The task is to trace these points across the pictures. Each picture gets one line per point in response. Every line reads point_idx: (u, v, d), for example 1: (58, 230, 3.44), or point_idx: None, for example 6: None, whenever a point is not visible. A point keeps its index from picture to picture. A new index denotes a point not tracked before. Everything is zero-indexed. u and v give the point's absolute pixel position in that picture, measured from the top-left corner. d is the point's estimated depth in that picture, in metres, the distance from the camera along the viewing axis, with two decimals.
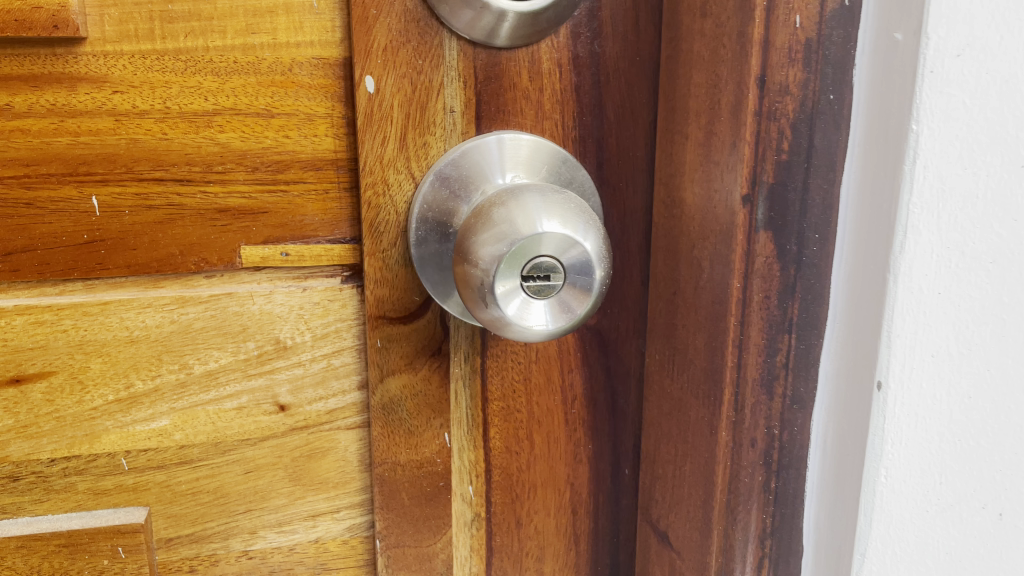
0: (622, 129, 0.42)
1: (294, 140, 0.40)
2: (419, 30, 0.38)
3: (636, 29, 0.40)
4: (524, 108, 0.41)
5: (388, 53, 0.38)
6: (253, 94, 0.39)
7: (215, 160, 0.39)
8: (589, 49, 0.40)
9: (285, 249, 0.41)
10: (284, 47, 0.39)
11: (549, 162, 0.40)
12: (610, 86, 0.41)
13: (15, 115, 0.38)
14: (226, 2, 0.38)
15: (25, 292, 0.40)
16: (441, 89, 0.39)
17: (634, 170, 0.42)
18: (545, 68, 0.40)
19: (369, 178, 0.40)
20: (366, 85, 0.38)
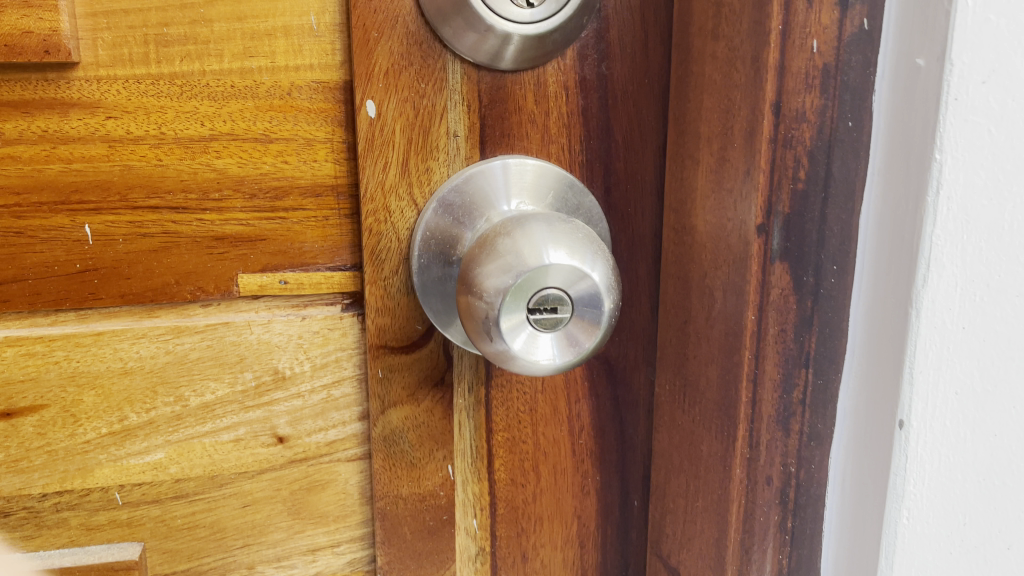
0: (631, 153, 0.40)
1: (293, 165, 0.39)
2: (422, 53, 0.37)
3: (644, 50, 0.39)
4: (529, 132, 0.39)
5: (389, 77, 0.37)
6: (252, 119, 0.38)
7: (212, 187, 0.38)
8: (596, 72, 0.39)
9: (284, 277, 0.40)
10: (283, 71, 0.37)
11: (555, 188, 0.39)
12: (618, 109, 0.40)
13: (6, 142, 0.37)
14: (223, 25, 0.36)
15: (17, 322, 0.39)
16: (445, 113, 0.38)
17: (643, 195, 0.41)
18: (551, 91, 0.39)
19: (370, 205, 0.38)
20: (367, 110, 0.37)
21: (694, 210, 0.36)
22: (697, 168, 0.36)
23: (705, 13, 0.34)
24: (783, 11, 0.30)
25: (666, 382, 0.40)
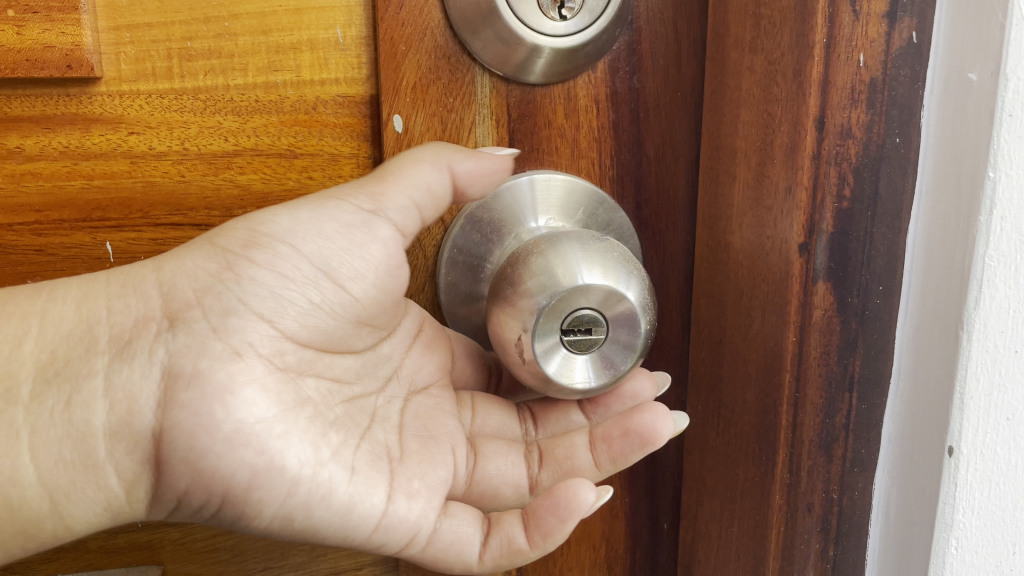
0: (663, 168, 0.39)
1: (319, 181, 0.38)
2: (450, 66, 0.36)
3: (677, 62, 0.38)
4: (559, 146, 0.38)
5: (417, 91, 0.36)
6: (277, 134, 0.37)
7: (235, 204, 0.38)
8: (628, 85, 0.38)
9: None
10: (308, 84, 0.37)
11: (585, 204, 0.38)
12: (649, 122, 0.39)
13: (27, 158, 0.36)
14: (248, 38, 0.36)
15: None
16: (473, 128, 0.37)
17: (674, 211, 0.40)
18: (582, 105, 0.38)
19: None
20: (394, 124, 0.36)
21: (731, 227, 0.36)
22: (733, 184, 0.35)
23: (744, 25, 0.33)
24: (827, 24, 0.29)
25: (698, 403, 0.39)
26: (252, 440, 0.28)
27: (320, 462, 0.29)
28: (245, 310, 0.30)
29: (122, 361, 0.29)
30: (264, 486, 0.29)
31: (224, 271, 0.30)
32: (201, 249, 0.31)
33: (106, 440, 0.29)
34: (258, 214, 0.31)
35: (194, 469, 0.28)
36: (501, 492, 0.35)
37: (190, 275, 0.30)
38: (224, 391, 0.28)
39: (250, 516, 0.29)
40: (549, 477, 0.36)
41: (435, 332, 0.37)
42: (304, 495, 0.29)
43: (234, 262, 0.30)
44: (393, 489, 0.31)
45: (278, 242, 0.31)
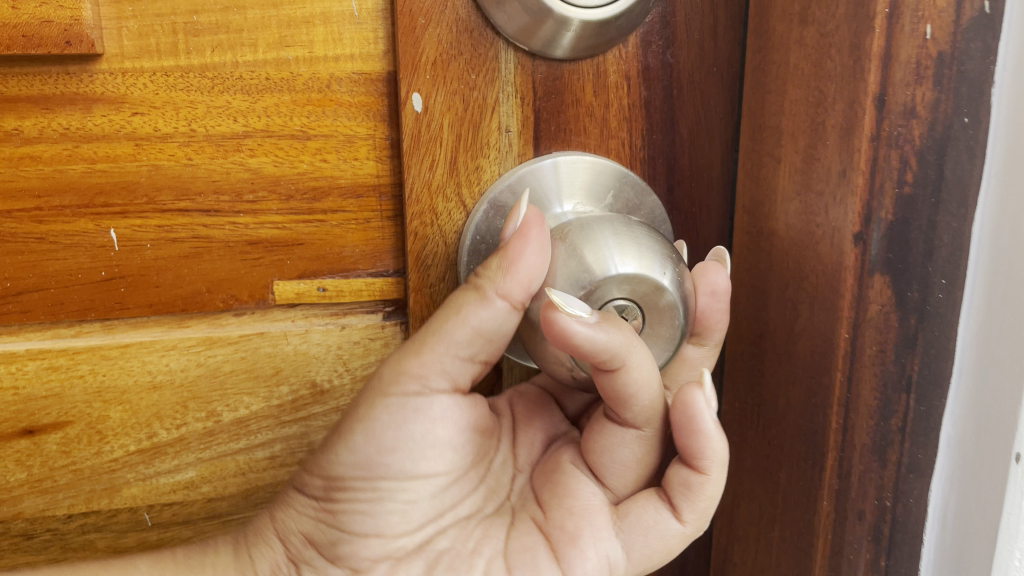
0: (697, 148, 0.37)
1: (333, 164, 0.36)
2: (472, 41, 0.34)
3: (713, 35, 0.36)
4: (587, 125, 0.36)
5: (437, 68, 0.34)
6: (289, 115, 0.35)
7: (245, 188, 0.36)
8: (661, 59, 0.36)
9: (323, 284, 0.38)
10: (322, 62, 0.34)
11: (614, 187, 0.36)
12: (683, 100, 0.36)
13: (25, 141, 0.34)
14: (257, 12, 0.33)
15: (38, 333, 0.38)
16: (497, 107, 0.35)
17: (708, 192, 0.38)
18: (612, 82, 0.36)
19: (416, 207, 0.35)
20: (413, 104, 0.34)
21: (775, 216, 0.34)
22: (779, 169, 0.33)
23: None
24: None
25: (733, 400, 0.38)
26: None
27: None
28: (354, 535, 0.35)
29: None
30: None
31: (321, 520, 0.36)
32: (297, 507, 0.36)
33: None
34: (314, 461, 0.35)
35: None
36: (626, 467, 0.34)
37: (301, 528, 0.36)
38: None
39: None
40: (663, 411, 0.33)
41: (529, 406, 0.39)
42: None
43: (329, 507, 0.35)
44: (560, 556, 0.34)
45: (350, 477, 0.34)
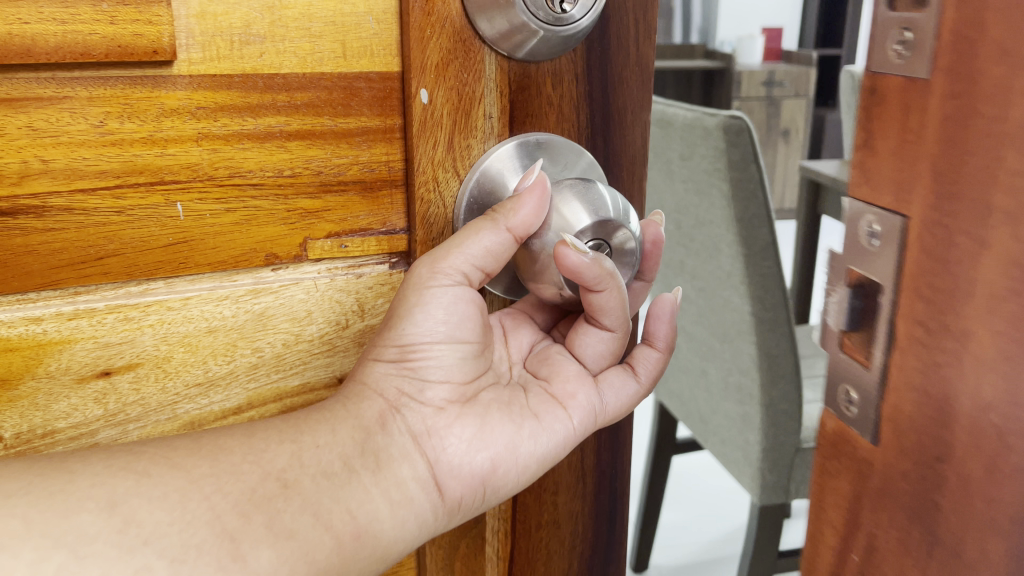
0: (626, 131, 0.51)
1: (353, 146, 0.46)
2: (464, 47, 0.46)
3: (637, 42, 0.49)
4: (548, 112, 0.48)
5: (439, 69, 0.46)
6: (320, 108, 0.45)
7: (285, 167, 0.45)
8: (599, 60, 0.48)
9: (344, 242, 0.48)
10: (348, 65, 0.45)
11: (568, 157, 0.49)
12: (617, 91, 0.50)
13: (107, 130, 0.41)
14: (298, 23, 0.43)
15: (112, 291, 0.45)
16: (482, 98, 0.47)
17: (634, 158, 0.52)
18: (565, 78, 0.48)
19: (423, 177, 0.47)
20: (421, 97, 0.46)
21: (974, 306, 0.23)
22: (984, 254, 0.22)
23: None
24: None
25: (890, 526, 0.27)
26: (479, 445, 0.49)
27: (519, 429, 0.50)
28: (431, 385, 0.48)
29: (387, 464, 0.46)
30: (501, 464, 0.49)
31: (405, 375, 0.48)
32: (376, 368, 0.47)
33: (386, 506, 0.45)
34: (391, 331, 0.47)
35: (467, 471, 0.48)
36: (602, 349, 0.53)
37: (386, 384, 0.48)
38: (447, 429, 0.48)
39: (500, 491, 0.50)
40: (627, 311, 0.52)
41: (519, 318, 0.56)
42: (522, 445, 0.50)
43: (408, 363, 0.48)
44: (561, 402, 0.52)
45: (426, 342, 0.47)
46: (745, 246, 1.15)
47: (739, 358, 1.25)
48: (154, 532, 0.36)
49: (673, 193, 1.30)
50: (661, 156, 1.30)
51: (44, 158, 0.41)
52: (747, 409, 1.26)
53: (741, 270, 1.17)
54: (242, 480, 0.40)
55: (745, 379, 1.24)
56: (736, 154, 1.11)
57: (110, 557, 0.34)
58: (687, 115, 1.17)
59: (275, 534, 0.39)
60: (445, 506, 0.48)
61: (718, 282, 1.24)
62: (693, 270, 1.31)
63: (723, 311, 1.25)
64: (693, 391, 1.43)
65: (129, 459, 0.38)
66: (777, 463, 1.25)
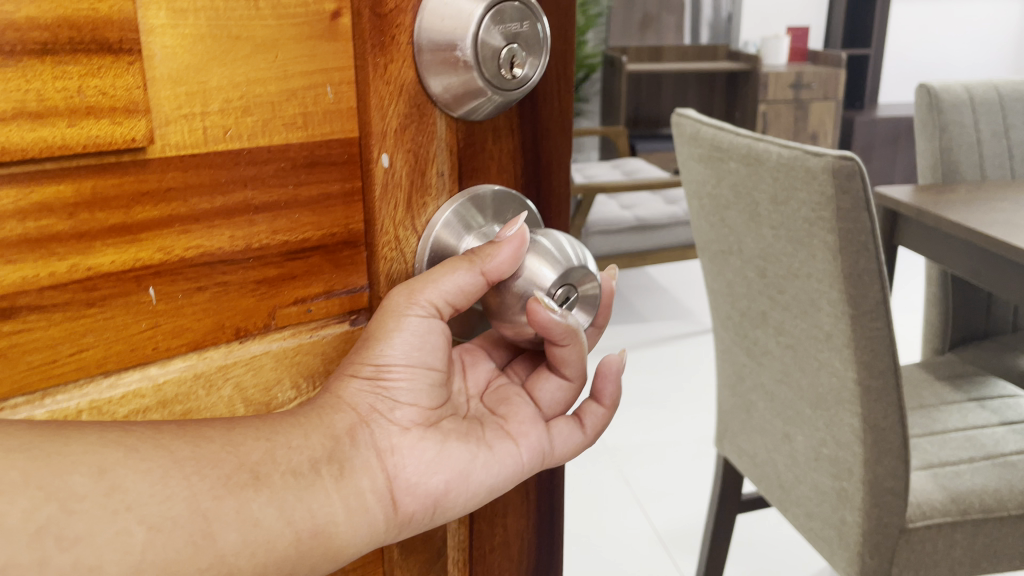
0: (554, 173, 0.60)
1: (313, 213, 0.50)
2: (418, 111, 0.51)
3: (560, 96, 0.57)
4: (490, 165, 0.56)
5: (397, 136, 0.51)
6: (283, 177, 0.49)
7: (253, 239, 0.48)
8: (529, 112, 0.57)
9: (310, 305, 0.52)
10: (308, 135, 0.49)
11: (511, 204, 0.56)
12: (546, 141, 0.58)
13: (76, 225, 0.42)
14: (260, 98, 0.47)
15: (81, 387, 0.45)
16: (436, 159, 0.53)
17: (559, 200, 0.61)
18: (502, 132, 0.56)
19: (386, 236, 0.53)
20: (382, 162, 0.51)
21: None
22: None
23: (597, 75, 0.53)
24: None
25: None
26: (434, 470, 0.56)
27: (471, 460, 0.58)
28: (399, 407, 0.56)
29: (349, 474, 0.52)
30: (453, 489, 0.57)
31: (377, 392, 0.55)
32: (353, 383, 0.54)
33: (343, 513, 0.51)
34: (368, 353, 0.53)
35: (420, 491, 0.56)
36: (556, 394, 0.64)
37: (359, 399, 0.54)
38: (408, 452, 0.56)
39: (447, 516, 0.57)
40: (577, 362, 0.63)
41: (474, 358, 0.65)
42: (474, 474, 0.58)
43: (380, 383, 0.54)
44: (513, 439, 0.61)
45: (399, 364, 0.54)
46: (853, 306, 1.20)
47: (835, 428, 1.33)
48: (136, 500, 0.41)
49: (757, 239, 1.36)
50: (745, 199, 1.35)
51: (8, 259, 0.40)
52: (842, 485, 1.35)
53: (846, 331, 1.23)
54: (219, 465, 0.46)
55: (843, 452, 1.32)
56: (846, 201, 1.16)
57: (95, 515, 0.39)
58: (783, 154, 1.21)
59: (241, 519, 0.45)
60: (397, 519, 0.55)
61: (811, 342, 1.31)
62: (779, 325, 1.39)
63: (818, 377, 1.32)
64: (771, 455, 1.53)
65: (120, 431, 0.42)
66: (880, 546, 1.33)
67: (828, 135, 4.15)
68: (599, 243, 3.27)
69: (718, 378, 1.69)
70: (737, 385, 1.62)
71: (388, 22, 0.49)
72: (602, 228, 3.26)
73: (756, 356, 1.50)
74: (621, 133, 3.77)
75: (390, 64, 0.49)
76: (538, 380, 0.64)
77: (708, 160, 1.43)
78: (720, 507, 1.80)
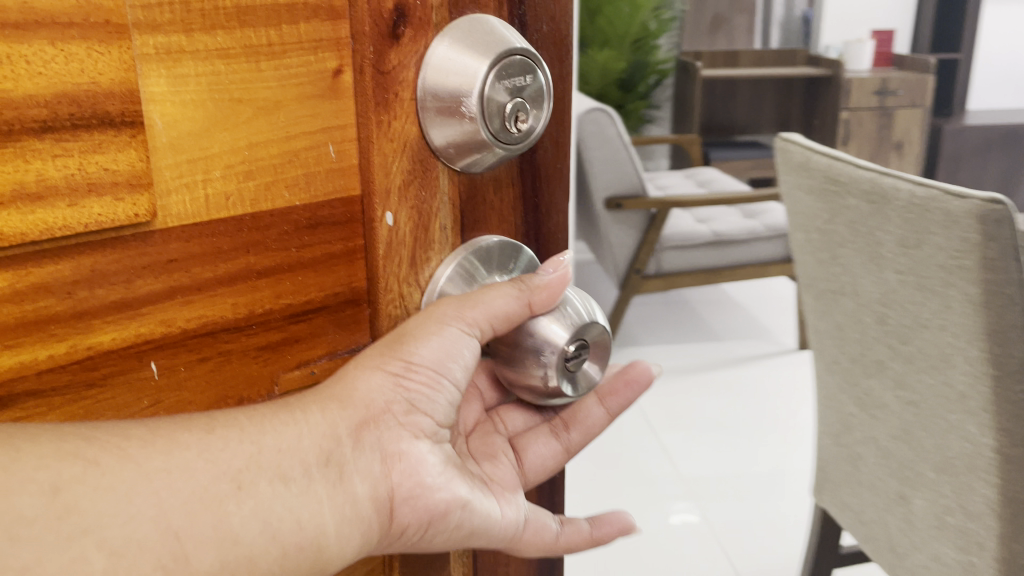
0: (553, 215, 0.60)
1: (316, 275, 0.51)
2: (421, 165, 0.52)
3: (559, 146, 0.58)
4: (491, 217, 0.57)
5: (400, 193, 0.52)
6: (286, 240, 0.49)
7: (256, 306, 0.49)
8: (528, 161, 0.57)
9: (313, 367, 0.53)
10: (310, 197, 0.50)
11: (513, 254, 0.57)
12: (546, 189, 0.59)
13: (77, 311, 0.42)
14: (267, 161, 0.47)
15: None
16: (438, 214, 0.54)
17: (559, 247, 0.62)
18: (503, 184, 0.57)
19: (389, 294, 0.54)
20: (387, 220, 0.52)
21: None
22: None
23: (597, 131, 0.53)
24: None
25: None
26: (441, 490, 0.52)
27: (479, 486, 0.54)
28: (418, 414, 0.51)
29: (348, 478, 0.48)
30: (454, 512, 0.52)
31: (399, 390, 0.50)
32: (375, 379, 0.49)
33: (336, 524, 0.47)
34: (401, 351, 0.50)
35: (417, 509, 0.51)
36: (545, 463, 0.63)
37: (377, 395, 0.50)
38: (421, 461, 0.51)
39: (438, 541, 0.52)
40: (581, 432, 0.64)
41: (471, 395, 0.63)
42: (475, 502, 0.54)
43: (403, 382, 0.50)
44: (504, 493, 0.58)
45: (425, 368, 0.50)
46: (994, 366, 1.11)
47: (966, 496, 1.23)
48: (96, 523, 0.38)
49: (877, 283, 1.29)
50: (867, 238, 1.30)
51: (7, 346, 0.40)
52: (973, 560, 1.25)
53: (987, 393, 1.13)
54: (192, 478, 0.42)
55: (976, 525, 1.23)
56: (993, 250, 1.07)
57: (46, 541, 0.36)
58: (916, 192, 1.15)
59: (218, 536, 0.42)
60: (388, 533, 0.50)
61: (940, 401, 1.23)
62: (898, 377, 1.31)
63: (946, 440, 1.24)
64: (883, 515, 1.46)
65: (80, 440, 0.38)
66: None
67: (915, 145, 4.21)
68: (674, 257, 3.31)
69: (821, 426, 1.62)
70: (841, 436, 1.55)
71: (391, 79, 0.49)
72: (677, 243, 3.28)
73: (869, 408, 1.43)
74: (695, 141, 3.72)
75: (393, 121, 0.49)
76: (534, 436, 0.63)
77: (822, 193, 1.40)
78: (818, 559, 1.77)
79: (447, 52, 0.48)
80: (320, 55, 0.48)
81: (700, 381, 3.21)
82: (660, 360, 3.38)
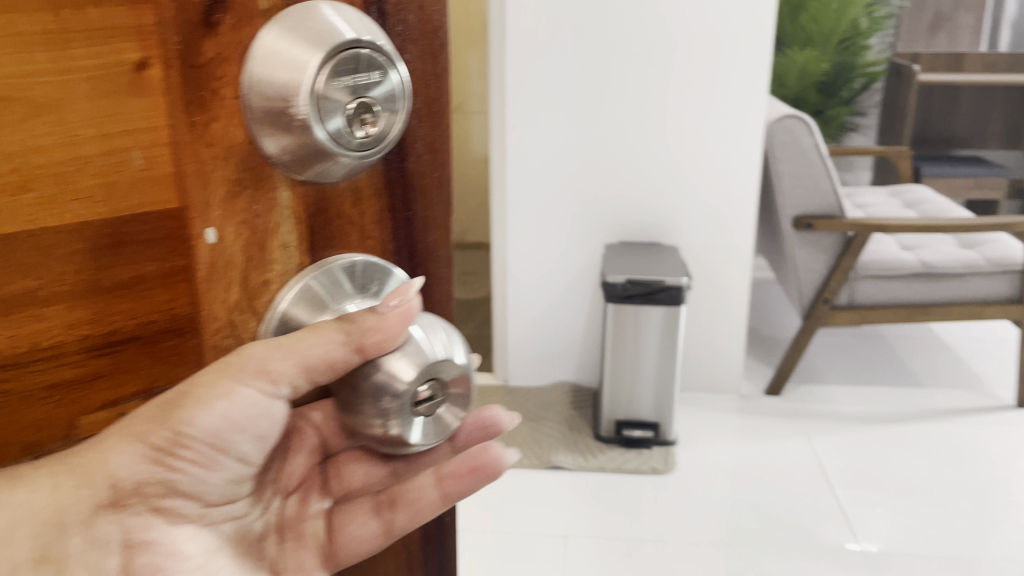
0: (429, 231, 0.54)
1: (126, 299, 0.41)
2: (253, 175, 0.42)
3: (433, 150, 0.51)
4: (349, 234, 0.48)
5: (225, 206, 0.43)
6: (80, 261, 0.39)
7: (43, 338, 0.38)
8: (396, 168, 0.49)
9: (122, 409, 0.43)
10: (111, 214, 0.39)
11: (377, 276, 0.50)
12: (419, 196, 0.51)
13: None
14: (51, 168, 0.36)
15: None
16: (278, 227, 0.45)
17: (437, 263, 0.55)
18: (365, 195, 0.49)
19: (215, 323, 0.45)
20: (208, 236, 0.43)
21: None
22: None
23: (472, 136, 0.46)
24: None
25: None
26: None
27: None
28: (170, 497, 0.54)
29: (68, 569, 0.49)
30: None
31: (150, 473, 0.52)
32: (131, 460, 0.50)
33: None
34: (176, 417, 0.49)
35: None
36: (361, 541, 0.59)
37: (128, 471, 0.50)
38: (174, 550, 0.54)
39: None
40: (406, 513, 0.59)
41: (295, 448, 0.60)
42: None
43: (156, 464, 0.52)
44: None
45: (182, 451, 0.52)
46: None
47: None
48: None
49: None
50: None
51: None
52: None
53: None
54: None
55: None
56: None
57: None
58: None
59: None
60: None
61: None
62: None
63: None
64: None
65: None
66: None
67: None
68: (869, 287, 2.90)
69: None
70: None
71: (206, 75, 0.40)
72: (877, 270, 2.87)
73: None
74: (904, 155, 3.29)
75: (210, 124, 0.40)
76: (354, 511, 0.60)
77: None
78: None
79: (278, 43, 0.39)
80: (118, 44, 0.37)
81: (894, 435, 2.79)
82: (846, 406, 2.99)
